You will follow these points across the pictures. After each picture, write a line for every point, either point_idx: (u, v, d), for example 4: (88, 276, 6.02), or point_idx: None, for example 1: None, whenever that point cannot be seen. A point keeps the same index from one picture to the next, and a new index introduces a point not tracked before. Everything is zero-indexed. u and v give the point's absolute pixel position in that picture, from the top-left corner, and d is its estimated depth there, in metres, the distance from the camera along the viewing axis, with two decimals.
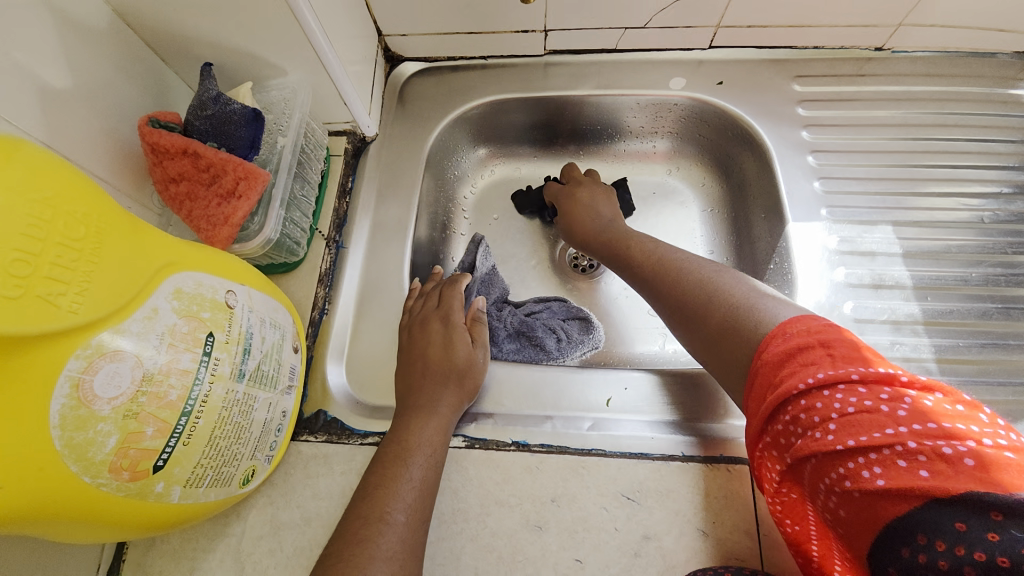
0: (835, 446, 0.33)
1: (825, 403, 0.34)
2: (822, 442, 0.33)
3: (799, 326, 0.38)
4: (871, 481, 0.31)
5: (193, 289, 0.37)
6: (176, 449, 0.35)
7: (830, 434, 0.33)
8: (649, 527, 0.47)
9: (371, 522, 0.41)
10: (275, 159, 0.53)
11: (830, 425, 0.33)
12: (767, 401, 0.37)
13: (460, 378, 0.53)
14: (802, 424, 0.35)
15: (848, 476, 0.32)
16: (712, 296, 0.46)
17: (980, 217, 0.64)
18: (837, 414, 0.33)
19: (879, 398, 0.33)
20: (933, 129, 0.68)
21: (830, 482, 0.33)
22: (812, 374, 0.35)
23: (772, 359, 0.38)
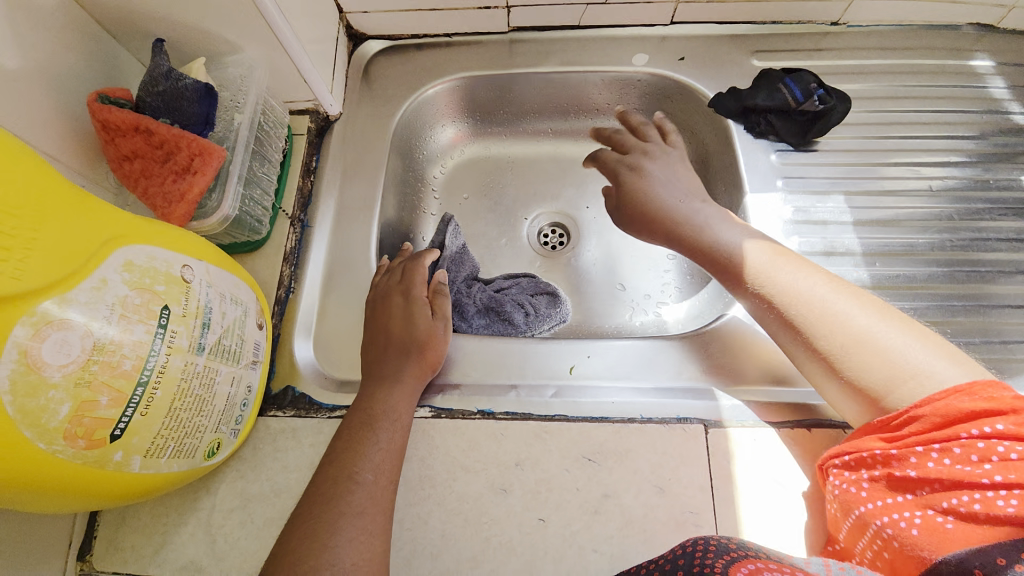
0: (981, 479, 0.36)
1: (987, 447, 0.37)
2: (968, 472, 0.37)
3: (988, 386, 0.39)
4: (1003, 508, 0.35)
5: (145, 262, 0.37)
6: (133, 418, 0.36)
7: (981, 469, 0.36)
8: (608, 486, 0.49)
9: (341, 480, 0.43)
10: (232, 136, 0.53)
11: (989, 463, 0.36)
12: (918, 433, 0.40)
13: (423, 350, 0.54)
14: (954, 458, 0.38)
15: (980, 502, 0.36)
16: (880, 330, 0.45)
17: (930, 185, 0.67)
18: (998, 456, 0.36)
19: None
20: (887, 102, 0.70)
21: (953, 503, 0.37)
22: (990, 425, 0.37)
23: (945, 410, 0.39)
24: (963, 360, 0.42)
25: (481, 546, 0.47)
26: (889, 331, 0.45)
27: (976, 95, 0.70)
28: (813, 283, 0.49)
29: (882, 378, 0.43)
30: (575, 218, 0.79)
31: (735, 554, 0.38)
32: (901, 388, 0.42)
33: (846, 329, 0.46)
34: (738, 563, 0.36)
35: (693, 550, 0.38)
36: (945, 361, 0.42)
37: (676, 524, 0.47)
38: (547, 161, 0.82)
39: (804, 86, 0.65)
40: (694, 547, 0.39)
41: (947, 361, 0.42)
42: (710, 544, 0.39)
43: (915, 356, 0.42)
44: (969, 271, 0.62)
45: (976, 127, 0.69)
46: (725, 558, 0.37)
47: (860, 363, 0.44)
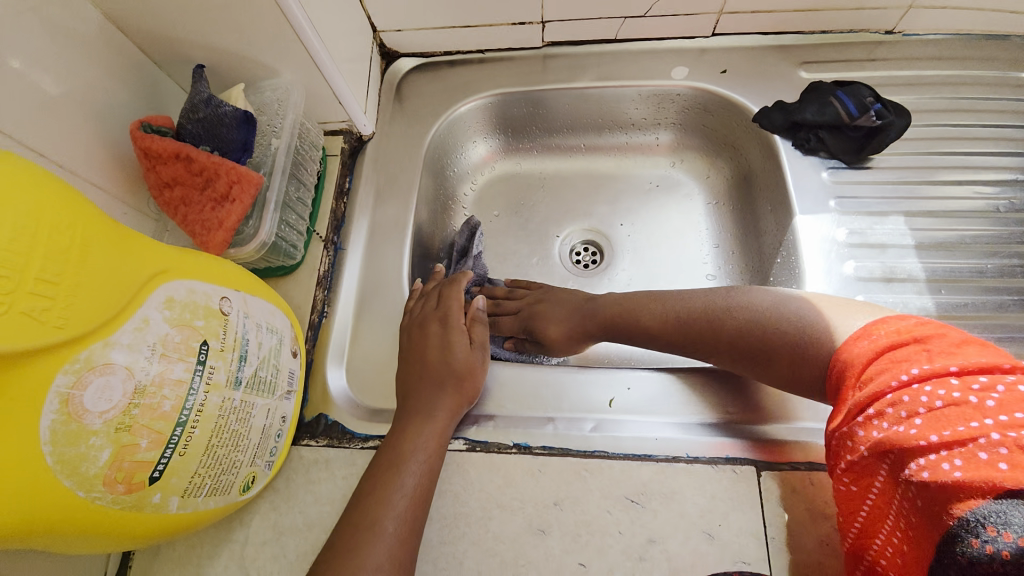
0: (918, 440, 0.34)
1: (912, 398, 0.35)
2: (905, 434, 0.35)
3: (884, 323, 0.41)
4: (949, 473, 0.32)
5: (185, 297, 0.37)
6: (172, 459, 0.35)
7: (914, 429, 0.35)
8: (653, 530, 0.46)
9: (361, 530, 0.42)
10: (269, 161, 0.53)
11: (917, 419, 0.35)
12: (856, 396, 0.39)
13: (461, 380, 0.52)
14: (887, 418, 0.36)
15: (926, 468, 0.33)
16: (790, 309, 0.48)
17: (998, 205, 0.62)
18: (924, 408, 0.35)
19: (969, 389, 0.34)
20: (947, 115, 0.66)
21: (909, 475, 0.34)
22: (907, 371, 0.37)
23: (857, 360, 0.41)
24: (865, 310, 0.45)
25: None
26: (800, 307, 0.48)
27: None
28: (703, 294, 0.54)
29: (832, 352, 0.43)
30: (609, 236, 0.76)
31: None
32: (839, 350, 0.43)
33: (770, 320, 0.48)
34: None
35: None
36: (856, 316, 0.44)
37: None
38: (580, 177, 0.79)
39: (857, 100, 0.61)
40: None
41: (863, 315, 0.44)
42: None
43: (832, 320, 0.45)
44: None
45: None
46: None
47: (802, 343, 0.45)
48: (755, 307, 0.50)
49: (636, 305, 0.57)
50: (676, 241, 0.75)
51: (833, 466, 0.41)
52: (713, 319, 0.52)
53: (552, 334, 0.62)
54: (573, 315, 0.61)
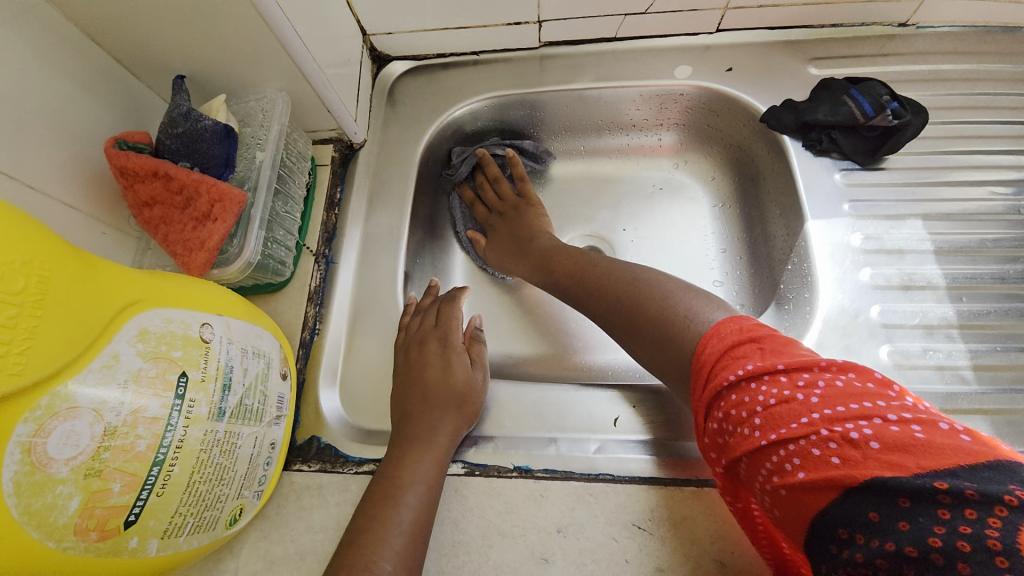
0: (760, 443, 0.35)
1: (751, 397, 0.36)
2: (751, 439, 0.35)
3: (732, 322, 0.41)
4: (794, 475, 0.33)
5: (161, 328, 0.35)
6: (149, 500, 0.33)
7: (757, 432, 0.35)
8: (662, 558, 0.44)
9: (355, 570, 0.38)
10: (254, 175, 0.50)
11: (755, 421, 0.35)
12: (704, 397, 0.39)
13: (461, 402, 0.50)
14: (734, 421, 0.37)
15: (774, 471, 0.34)
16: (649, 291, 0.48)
17: (1020, 206, 0.59)
18: (761, 407, 0.35)
19: (795, 385, 0.35)
20: (964, 112, 0.62)
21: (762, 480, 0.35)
22: (743, 367, 0.37)
23: (707, 359, 0.40)
24: (719, 303, 0.45)
25: None
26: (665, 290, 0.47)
27: None
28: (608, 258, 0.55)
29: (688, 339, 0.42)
30: (612, 242, 0.73)
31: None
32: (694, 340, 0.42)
33: (635, 299, 0.48)
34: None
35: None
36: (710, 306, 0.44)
37: None
38: (580, 181, 0.77)
39: (874, 99, 0.58)
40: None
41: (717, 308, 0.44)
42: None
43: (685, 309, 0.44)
44: None
45: None
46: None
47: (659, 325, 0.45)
48: (639, 281, 0.49)
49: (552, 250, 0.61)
50: (682, 247, 0.72)
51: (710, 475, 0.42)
52: (601, 288, 0.52)
53: (489, 250, 0.69)
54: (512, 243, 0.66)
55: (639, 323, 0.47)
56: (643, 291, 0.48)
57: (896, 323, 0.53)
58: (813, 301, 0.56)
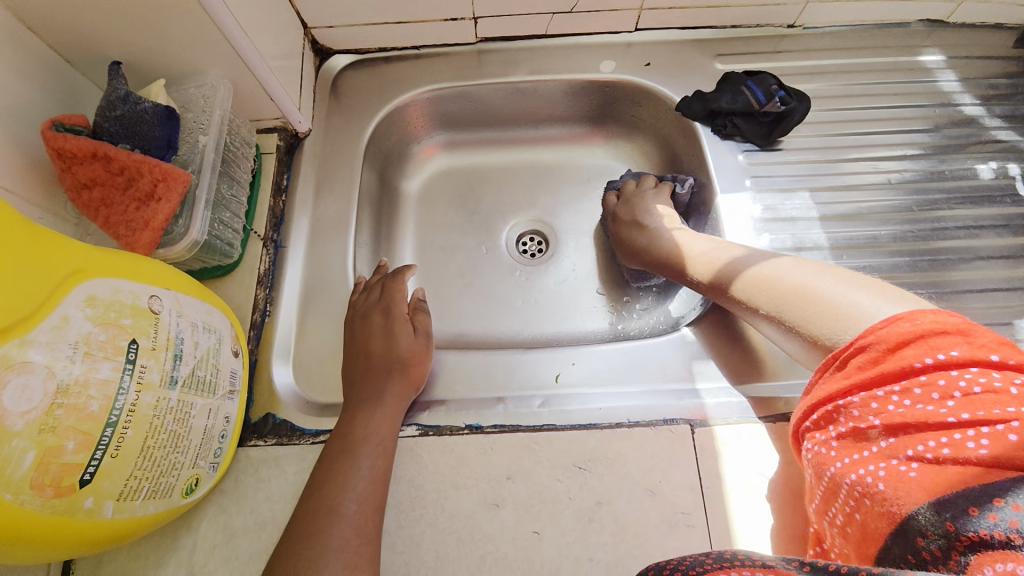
0: (947, 418, 0.35)
1: (948, 381, 0.35)
2: (931, 412, 0.35)
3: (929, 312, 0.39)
4: (974, 451, 0.33)
5: (109, 296, 0.36)
6: (103, 461, 0.34)
7: (944, 409, 0.35)
8: (601, 492, 0.49)
9: (322, 514, 0.43)
10: (197, 158, 0.51)
11: (951, 401, 0.35)
12: (875, 370, 0.38)
13: (406, 367, 0.54)
14: (918, 396, 0.36)
15: (949, 446, 0.34)
16: (791, 275, 0.49)
17: (889, 178, 0.69)
18: (960, 392, 0.35)
19: (1010, 381, 0.34)
20: (844, 100, 0.73)
21: (920, 449, 0.35)
22: (944, 353, 0.36)
23: (889, 337, 0.38)
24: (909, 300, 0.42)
25: (476, 564, 0.47)
26: (816, 278, 0.48)
27: (925, 90, 0.74)
28: (705, 244, 0.60)
29: (815, 325, 0.45)
30: (554, 225, 0.78)
31: (711, 566, 0.38)
32: (827, 324, 0.44)
33: (768, 282, 0.50)
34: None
35: (665, 566, 0.40)
36: (865, 294, 0.43)
37: (669, 526, 0.48)
38: (521, 169, 0.82)
39: (766, 88, 0.67)
40: (666, 564, 0.40)
41: (872, 295, 0.43)
42: (684, 560, 0.40)
43: (835, 295, 0.45)
44: (931, 259, 0.65)
45: (927, 121, 0.73)
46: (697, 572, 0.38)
47: (777, 302, 0.49)
48: (801, 283, 0.48)
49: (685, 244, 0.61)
50: None
51: (817, 429, 0.42)
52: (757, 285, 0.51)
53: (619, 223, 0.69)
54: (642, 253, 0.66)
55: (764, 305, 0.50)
56: (796, 287, 0.48)
57: None
58: None
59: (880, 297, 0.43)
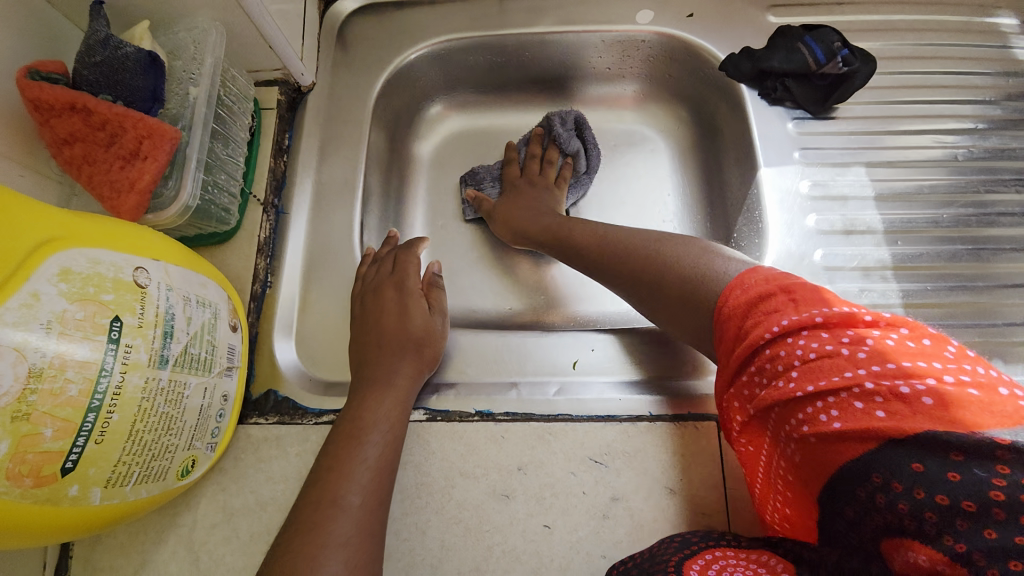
0: (796, 393, 0.33)
1: (789, 351, 0.35)
2: (786, 389, 0.34)
3: (753, 274, 0.40)
4: (829, 425, 0.32)
5: (87, 269, 0.33)
6: (87, 448, 0.32)
7: (792, 382, 0.34)
8: (617, 488, 0.46)
9: (323, 505, 0.40)
10: (187, 113, 0.47)
11: (793, 372, 0.34)
12: (737, 352, 0.37)
13: (419, 347, 0.51)
14: (769, 375, 0.36)
15: (807, 422, 0.33)
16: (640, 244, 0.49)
17: (955, 154, 0.62)
18: (799, 360, 0.34)
19: (840, 341, 0.33)
20: (910, 63, 0.64)
21: (793, 429, 0.34)
22: (778, 322, 0.35)
23: (736, 310, 0.39)
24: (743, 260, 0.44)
25: (483, 555, 0.45)
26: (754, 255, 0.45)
27: (1001, 55, 0.65)
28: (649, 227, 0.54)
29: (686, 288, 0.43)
30: None
31: (698, 545, 0.40)
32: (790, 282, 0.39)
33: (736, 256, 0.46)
34: (699, 554, 0.38)
35: (659, 544, 0.41)
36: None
37: (688, 527, 0.45)
38: None
39: (826, 46, 0.59)
40: (661, 543, 0.41)
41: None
42: (676, 539, 0.40)
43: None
44: (994, 248, 0.58)
45: (1003, 90, 0.64)
46: (687, 551, 0.39)
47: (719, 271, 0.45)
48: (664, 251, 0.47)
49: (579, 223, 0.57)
50: (643, 199, 0.71)
51: (728, 425, 0.40)
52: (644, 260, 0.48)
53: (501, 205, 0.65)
54: (537, 214, 0.61)
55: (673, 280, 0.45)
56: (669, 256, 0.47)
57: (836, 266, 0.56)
58: (762, 248, 0.57)
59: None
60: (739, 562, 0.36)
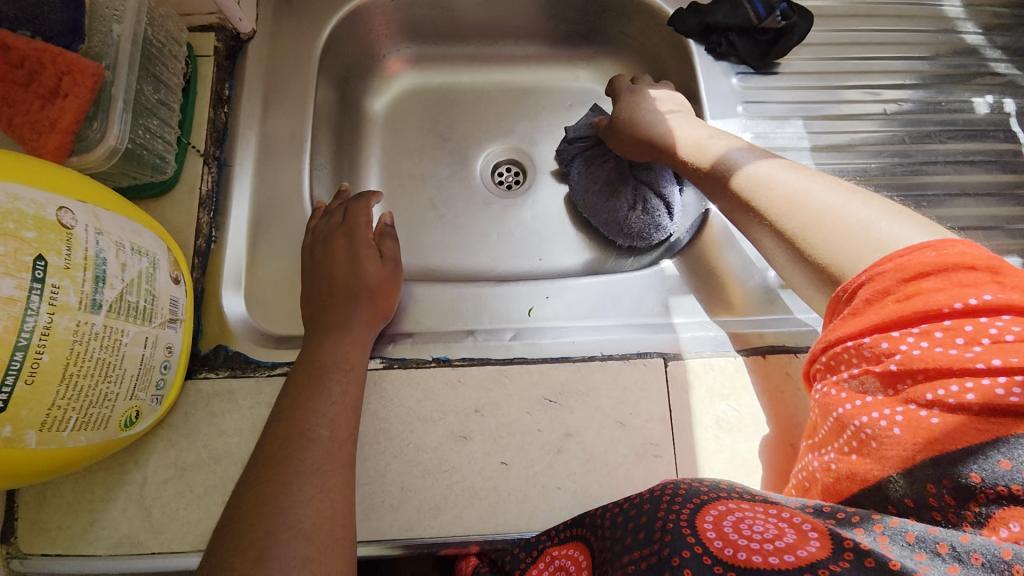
0: (973, 364, 0.31)
1: (975, 328, 0.31)
2: (954, 357, 0.31)
3: (961, 244, 0.34)
4: (1006, 398, 0.30)
5: (4, 203, 0.31)
6: (17, 388, 0.31)
7: (970, 353, 0.31)
8: (570, 425, 0.48)
9: (291, 440, 0.41)
10: (111, 53, 0.44)
11: (978, 347, 0.31)
12: (891, 311, 0.34)
13: (373, 295, 0.51)
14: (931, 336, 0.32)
15: (974, 392, 0.30)
16: (820, 197, 0.43)
17: (886, 108, 0.65)
18: (988, 339, 0.31)
19: None
20: (847, 21, 0.68)
21: (940, 394, 0.31)
22: (975, 297, 0.32)
23: (909, 266, 0.34)
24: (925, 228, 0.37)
25: (443, 494, 0.46)
26: (813, 187, 0.43)
27: (930, 14, 0.69)
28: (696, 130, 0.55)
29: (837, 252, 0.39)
30: (532, 154, 0.72)
31: (707, 495, 0.40)
32: (851, 257, 0.38)
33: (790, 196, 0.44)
34: (705, 508, 0.38)
35: (660, 494, 0.40)
36: (850, 202, 0.41)
37: (637, 457, 0.47)
38: (498, 91, 0.74)
39: (765, 1, 0.61)
40: (662, 493, 0.40)
41: (879, 212, 0.40)
42: (679, 488, 0.40)
43: (863, 217, 0.40)
44: (919, 194, 0.62)
45: (932, 48, 0.68)
46: (693, 503, 0.39)
47: (790, 214, 0.43)
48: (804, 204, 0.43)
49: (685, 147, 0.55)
50: None
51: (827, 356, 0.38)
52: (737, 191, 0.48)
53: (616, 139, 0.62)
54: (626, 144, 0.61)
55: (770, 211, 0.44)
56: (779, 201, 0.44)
57: None
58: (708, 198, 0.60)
59: (883, 212, 0.39)
60: (756, 513, 0.37)
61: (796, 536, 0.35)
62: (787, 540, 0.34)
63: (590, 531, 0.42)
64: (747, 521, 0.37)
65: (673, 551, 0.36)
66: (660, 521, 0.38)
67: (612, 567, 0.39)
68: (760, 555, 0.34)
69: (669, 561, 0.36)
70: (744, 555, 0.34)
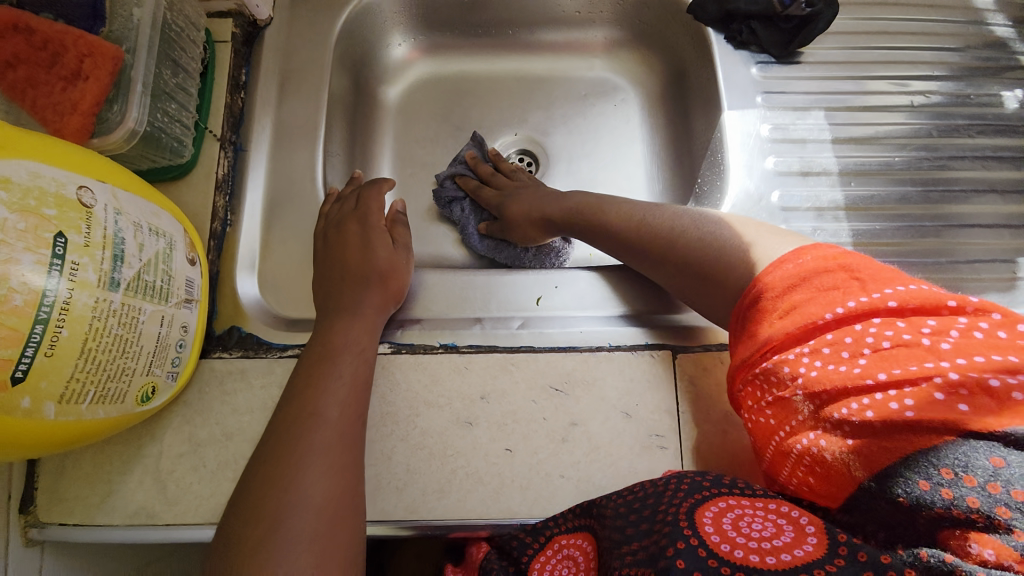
0: (865, 380, 0.34)
1: (856, 339, 0.35)
2: (846, 374, 0.34)
3: (812, 250, 0.40)
4: (899, 413, 0.32)
5: (25, 180, 0.32)
6: (37, 360, 0.32)
7: (859, 368, 0.34)
8: (575, 414, 0.48)
9: (302, 418, 0.42)
10: (132, 35, 0.45)
11: (862, 359, 0.34)
12: (783, 334, 0.38)
13: (383, 280, 0.51)
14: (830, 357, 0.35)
15: (872, 408, 0.33)
16: (720, 232, 0.48)
17: (913, 100, 0.63)
18: (870, 349, 0.35)
19: (919, 332, 0.34)
20: (874, 10, 0.66)
21: (846, 414, 0.34)
22: (841, 306, 0.36)
23: (778, 282, 0.40)
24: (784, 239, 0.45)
25: (447, 478, 0.46)
26: (707, 229, 0.49)
27: (962, 4, 0.66)
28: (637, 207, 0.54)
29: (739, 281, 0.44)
30: (544, 144, 0.72)
31: (709, 491, 0.39)
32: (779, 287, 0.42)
33: (715, 242, 0.47)
34: (706, 505, 0.38)
35: (663, 488, 0.40)
36: (746, 234, 0.46)
37: (642, 448, 0.47)
38: (513, 80, 0.74)
39: None
40: (666, 487, 0.40)
41: (746, 233, 0.46)
42: (683, 483, 0.40)
43: (735, 242, 0.46)
44: (944, 190, 0.60)
45: (963, 39, 0.65)
46: (695, 499, 0.38)
47: (678, 254, 0.49)
48: (701, 238, 0.48)
49: (608, 202, 0.56)
50: (612, 147, 0.71)
51: (750, 395, 0.40)
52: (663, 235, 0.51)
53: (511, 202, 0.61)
54: (537, 199, 0.60)
55: (693, 253, 0.48)
56: (689, 239, 0.49)
57: (793, 206, 0.58)
58: (723, 190, 0.59)
59: (752, 235, 0.46)
60: (756, 511, 0.37)
61: (794, 535, 0.34)
62: (784, 538, 0.34)
63: (596, 520, 0.42)
64: (746, 518, 0.36)
65: (670, 542, 0.36)
66: (661, 514, 0.38)
67: (610, 557, 0.38)
68: (757, 554, 0.34)
69: (665, 552, 0.35)
70: (740, 553, 0.34)
